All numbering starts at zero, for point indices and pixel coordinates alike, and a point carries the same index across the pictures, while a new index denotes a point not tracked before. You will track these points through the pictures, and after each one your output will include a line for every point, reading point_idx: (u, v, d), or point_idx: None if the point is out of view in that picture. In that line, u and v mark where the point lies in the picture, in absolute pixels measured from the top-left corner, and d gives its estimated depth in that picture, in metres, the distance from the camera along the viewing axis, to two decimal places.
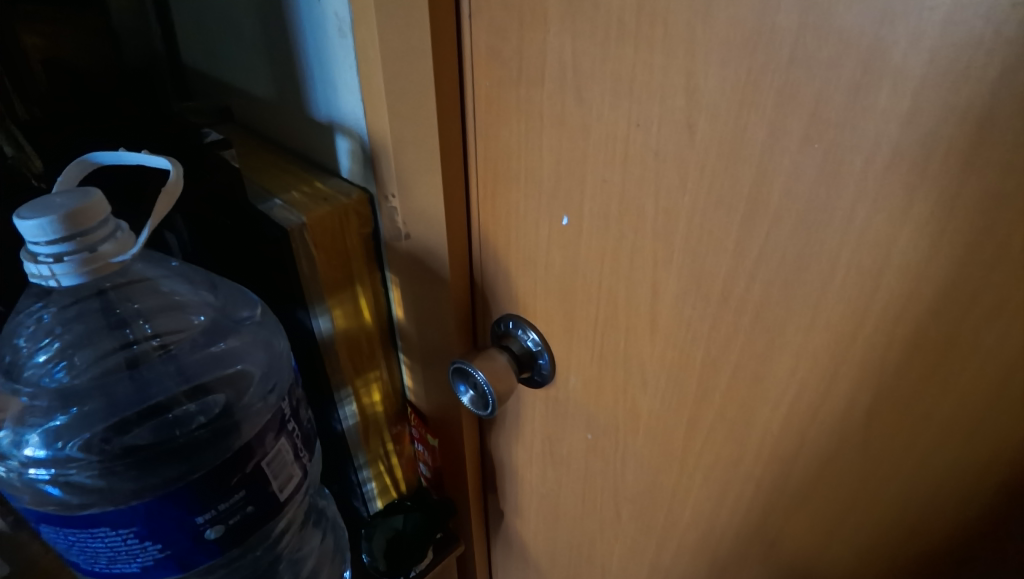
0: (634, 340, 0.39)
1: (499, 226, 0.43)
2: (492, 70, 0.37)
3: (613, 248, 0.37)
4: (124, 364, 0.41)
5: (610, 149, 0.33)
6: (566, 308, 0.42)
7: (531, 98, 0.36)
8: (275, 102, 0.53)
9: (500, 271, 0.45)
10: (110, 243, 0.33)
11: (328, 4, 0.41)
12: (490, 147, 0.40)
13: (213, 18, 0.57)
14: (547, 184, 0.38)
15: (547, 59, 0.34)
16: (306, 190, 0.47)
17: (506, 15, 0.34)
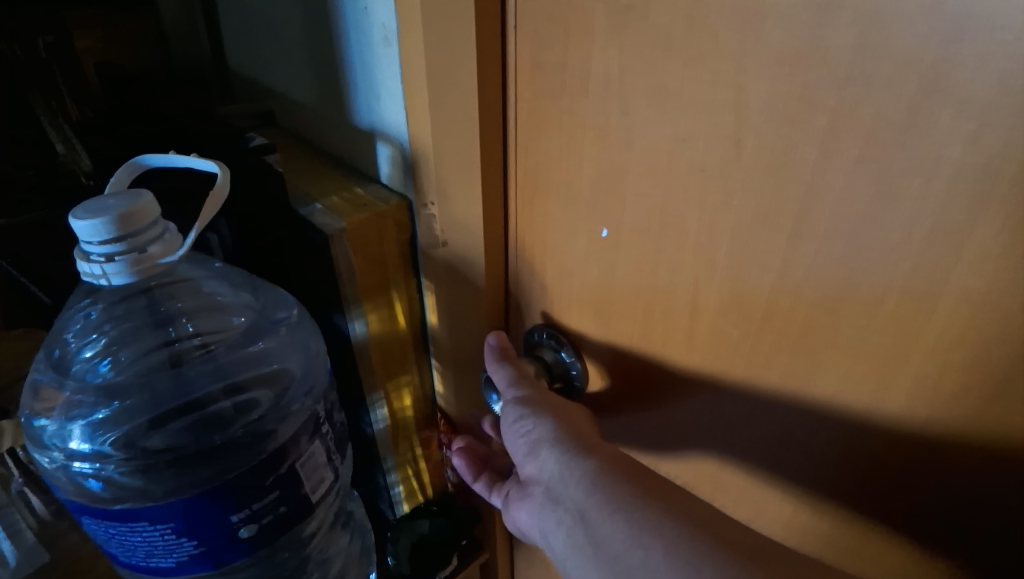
0: (670, 355, 0.39)
1: (536, 236, 0.43)
2: (536, 81, 0.37)
3: (652, 263, 0.36)
4: (167, 361, 0.42)
5: (653, 163, 0.33)
6: (601, 320, 0.42)
7: (574, 110, 0.36)
8: (318, 108, 0.54)
9: (535, 280, 0.46)
10: (158, 245, 0.34)
11: (375, 14, 0.41)
12: (531, 158, 0.40)
13: (261, 25, 0.58)
14: (587, 196, 0.38)
15: (592, 72, 0.34)
16: (347, 196, 0.47)
17: (553, 27, 0.35)
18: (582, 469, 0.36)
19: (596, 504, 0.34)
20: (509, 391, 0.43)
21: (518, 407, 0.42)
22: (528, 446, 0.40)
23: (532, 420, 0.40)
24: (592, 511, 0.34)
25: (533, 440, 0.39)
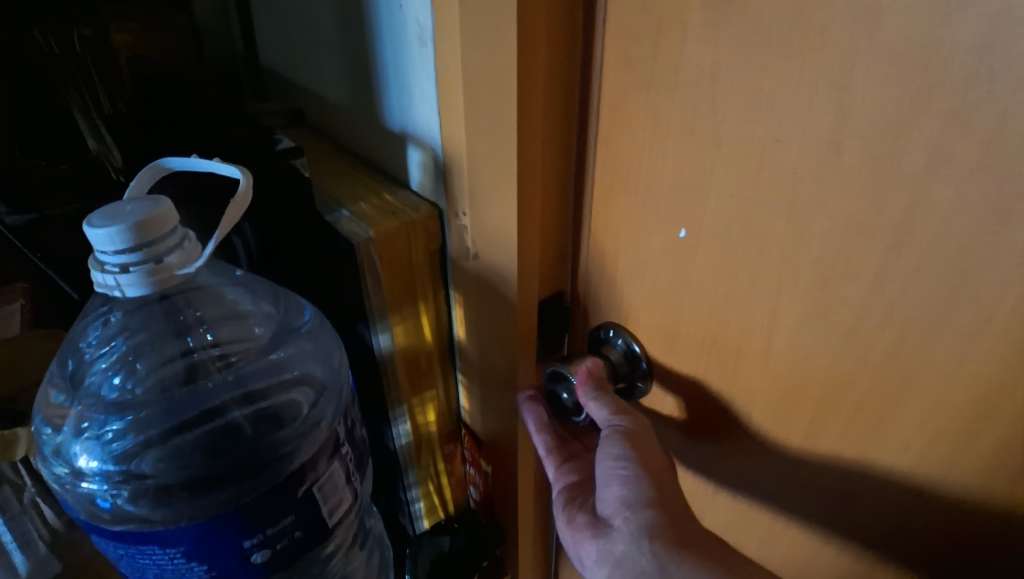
0: (743, 362, 0.38)
1: (608, 234, 0.41)
2: (621, 75, 0.35)
3: (733, 267, 0.35)
4: (183, 373, 0.41)
5: (741, 162, 0.31)
6: (668, 321, 0.41)
7: (659, 108, 0.33)
8: (348, 108, 0.52)
9: (590, 274, 0.44)
10: (176, 254, 0.32)
11: (410, 10, 0.39)
12: (604, 154, 0.38)
13: (293, 19, 0.56)
14: (664, 193, 0.36)
15: (682, 69, 0.32)
16: (375, 202, 0.45)
17: (642, 19, 0.32)
18: (668, 532, 0.40)
19: (676, 557, 0.39)
20: (612, 423, 0.43)
21: (621, 445, 0.42)
22: (621, 489, 0.42)
23: (631, 469, 0.42)
24: (671, 564, 0.39)
25: (628, 490, 0.42)
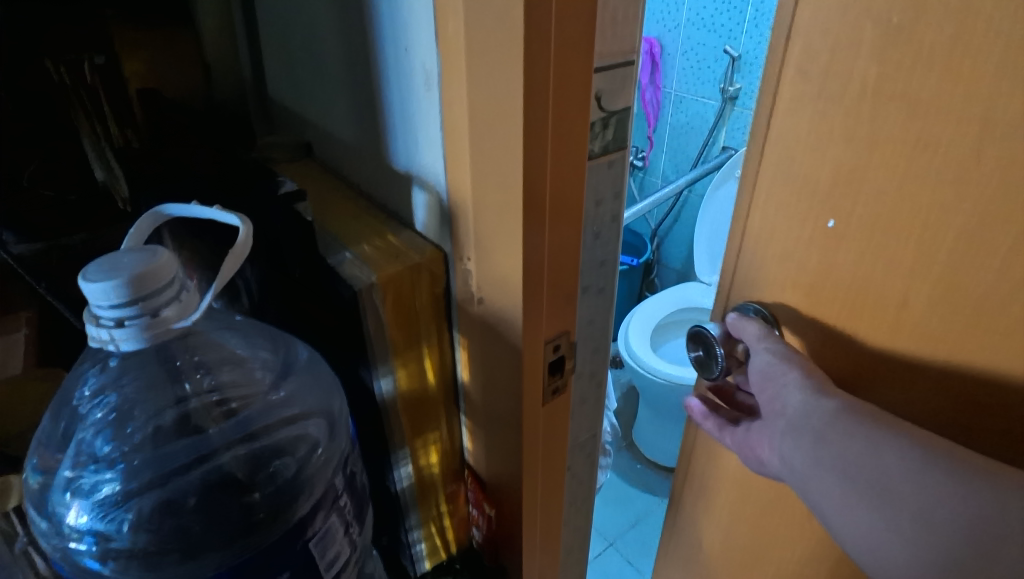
0: (867, 384, 0.35)
1: (743, 227, 0.38)
2: (796, 66, 0.32)
3: (871, 271, 0.32)
4: (179, 421, 0.39)
5: (897, 153, 0.29)
6: (802, 330, 0.37)
7: (822, 97, 0.31)
8: (355, 144, 0.52)
9: (735, 279, 0.39)
10: (172, 307, 0.32)
11: (417, 54, 0.38)
12: (770, 141, 0.35)
13: (300, 53, 0.56)
14: (823, 174, 0.33)
15: (848, 68, 0.30)
16: (378, 244, 0.44)
17: (824, 27, 0.30)
18: (840, 408, 0.32)
19: (842, 423, 0.32)
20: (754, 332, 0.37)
21: (764, 345, 0.37)
22: (770, 386, 0.36)
23: (778, 357, 0.35)
24: (838, 430, 0.32)
25: (780, 380, 0.35)
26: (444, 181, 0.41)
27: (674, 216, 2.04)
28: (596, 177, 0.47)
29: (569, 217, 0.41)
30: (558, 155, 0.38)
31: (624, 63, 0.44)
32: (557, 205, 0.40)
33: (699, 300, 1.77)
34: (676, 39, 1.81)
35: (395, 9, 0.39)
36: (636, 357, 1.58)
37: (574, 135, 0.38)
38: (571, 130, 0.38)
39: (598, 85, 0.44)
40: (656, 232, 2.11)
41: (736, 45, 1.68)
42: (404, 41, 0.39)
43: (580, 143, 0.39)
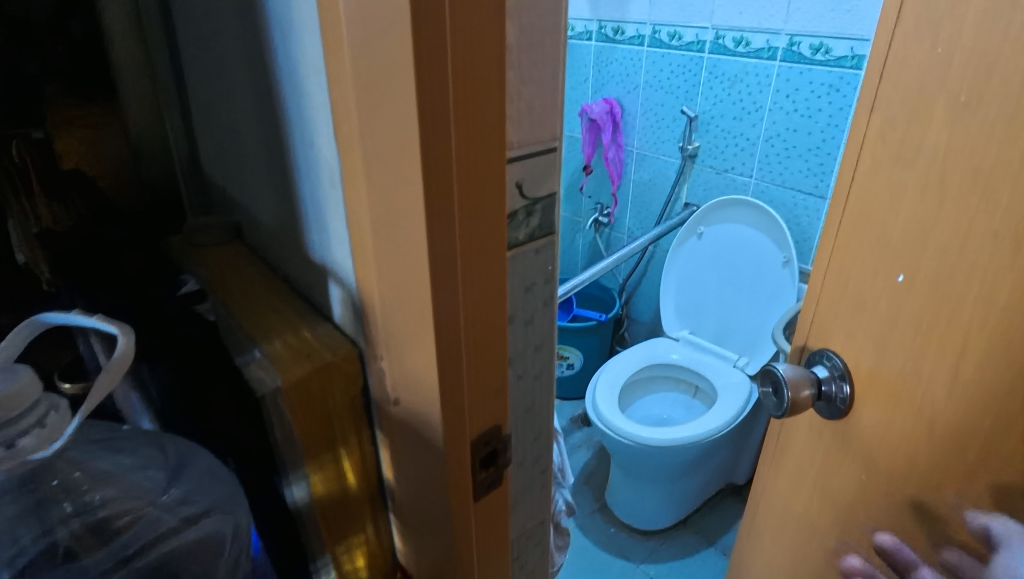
0: (933, 378, 0.57)
1: (842, 274, 0.64)
2: (873, 171, 0.59)
3: (939, 304, 0.55)
4: (43, 556, 0.33)
5: (959, 228, 0.53)
6: (882, 343, 0.61)
7: (916, 190, 0.55)
8: (277, 232, 0.50)
9: (826, 317, 0.67)
10: (32, 435, 0.29)
11: (321, 151, 0.37)
12: (849, 217, 0.63)
13: (225, 137, 0.55)
14: (893, 251, 0.58)
15: (930, 175, 0.54)
16: (291, 341, 0.42)
17: (902, 147, 0.56)
18: None
19: None
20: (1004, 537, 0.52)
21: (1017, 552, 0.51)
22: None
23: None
24: None
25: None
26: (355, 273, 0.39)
27: (642, 272, 2.05)
28: (522, 263, 0.46)
29: (489, 311, 0.39)
30: (470, 250, 0.36)
31: (545, 150, 0.43)
32: (473, 297, 0.38)
33: (667, 355, 1.76)
34: (635, 99, 1.86)
35: (300, 103, 0.38)
36: (604, 416, 1.55)
37: (484, 229, 0.36)
38: (481, 224, 0.36)
39: (518, 174, 0.42)
40: (625, 286, 2.12)
41: (693, 106, 1.73)
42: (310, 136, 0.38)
43: (493, 237, 0.37)
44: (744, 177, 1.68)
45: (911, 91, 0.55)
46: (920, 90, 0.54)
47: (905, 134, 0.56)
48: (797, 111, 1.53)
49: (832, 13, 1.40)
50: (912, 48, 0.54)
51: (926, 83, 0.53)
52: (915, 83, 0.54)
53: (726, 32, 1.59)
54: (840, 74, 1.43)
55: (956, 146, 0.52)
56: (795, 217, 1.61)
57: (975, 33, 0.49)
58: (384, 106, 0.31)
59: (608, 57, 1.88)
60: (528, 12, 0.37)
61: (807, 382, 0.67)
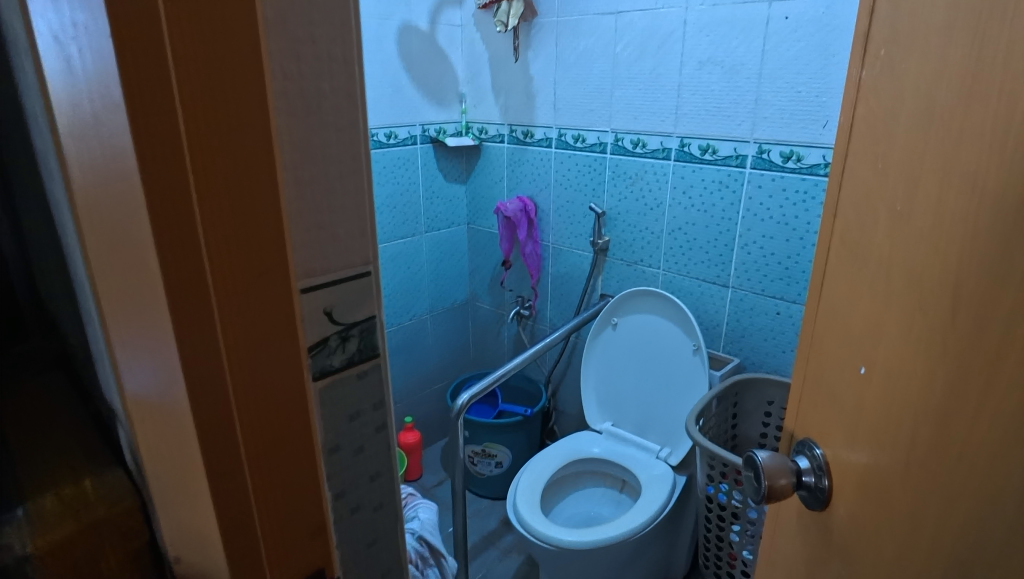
0: (883, 482, 0.52)
1: (818, 365, 0.61)
2: (841, 258, 0.56)
3: (893, 401, 0.51)
4: None
5: (910, 319, 0.48)
6: (850, 443, 0.56)
7: (873, 279, 0.52)
8: (84, 358, 0.48)
9: (808, 407, 0.63)
10: None
11: (105, 284, 0.37)
12: (822, 307, 0.59)
13: (43, 263, 0.53)
14: (854, 342, 0.55)
15: (884, 263, 0.51)
16: (66, 492, 0.45)
17: (861, 235, 0.53)
18: None
19: None
20: None
21: None
22: None
23: None
24: None
25: None
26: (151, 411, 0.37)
27: (567, 362, 2.04)
28: (343, 390, 0.43)
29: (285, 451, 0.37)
30: (250, 390, 0.34)
31: (357, 274, 0.41)
32: (259, 439, 0.36)
33: (589, 448, 1.75)
34: (548, 197, 1.94)
35: (89, 241, 0.37)
36: (526, 520, 1.49)
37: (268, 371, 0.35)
38: (264, 363, 0.35)
39: (325, 301, 0.40)
40: (551, 378, 2.11)
41: (601, 202, 1.81)
42: (97, 272, 0.37)
43: (284, 375, 0.36)
44: (653, 268, 1.74)
45: (865, 190, 0.53)
46: (872, 190, 0.52)
47: (860, 230, 0.53)
48: (694, 206, 1.62)
49: (713, 119, 1.52)
50: (861, 152, 0.53)
51: (877, 184, 0.51)
52: (869, 184, 0.52)
53: (624, 135, 1.70)
54: (727, 172, 1.53)
55: (898, 247, 0.49)
56: (702, 305, 1.67)
57: (909, 121, 0.47)
58: (137, 243, 0.31)
59: (521, 158, 1.98)
60: (319, 146, 0.37)
61: (786, 471, 0.61)
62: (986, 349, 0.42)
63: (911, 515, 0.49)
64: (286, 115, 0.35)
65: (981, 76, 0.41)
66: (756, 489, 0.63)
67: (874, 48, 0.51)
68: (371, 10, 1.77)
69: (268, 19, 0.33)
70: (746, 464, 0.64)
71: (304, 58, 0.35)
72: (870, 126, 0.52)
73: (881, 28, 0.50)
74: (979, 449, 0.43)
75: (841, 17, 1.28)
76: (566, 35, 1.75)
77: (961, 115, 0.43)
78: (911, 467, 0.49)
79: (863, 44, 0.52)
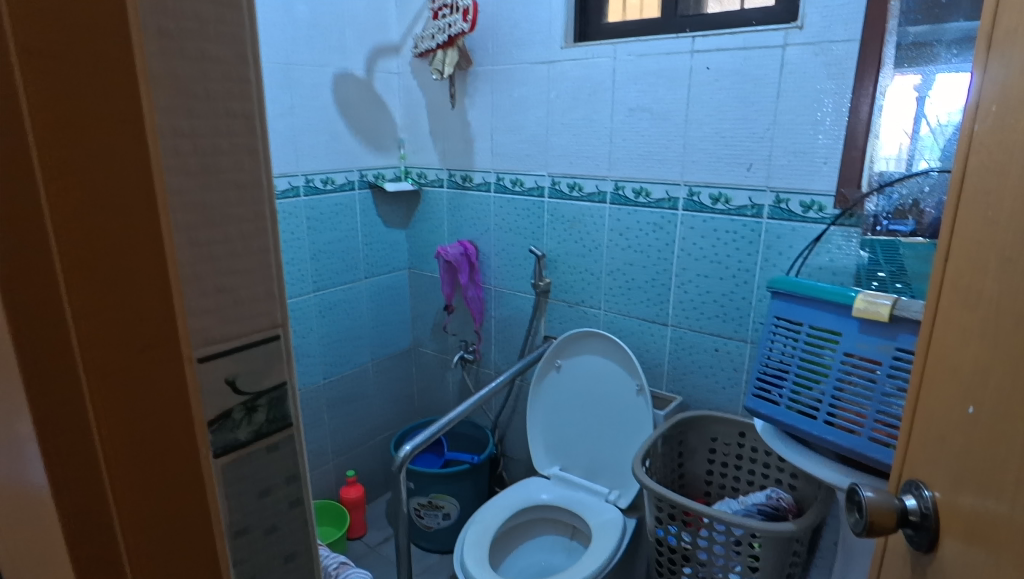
0: (986, 517, 0.53)
1: (929, 406, 0.64)
2: (952, 303, 0.61)
3: (998, 438, 0.53)
4: None
5: (1012, 359, 0.51)
6: (957, 484, 0.58)
7: (980, 323, 0.56)
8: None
9: (917, 450, 0.66)
10: None
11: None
12: (934, 350, 0.64)
13: None
14: (963, 383, 0.58)
15: (990, 307, 0.55)
16: None
17: (969, 281, 0.58)
18: None
19: None
20: None
21: None
22: None
23: None
24: None
25: None
26: (35, 495, 0.35)
27: (512, 406, 2.02)
28: (252, 465, 0.38)
29: (178, 527, 0.35)
30: (132, 466, 0.32)
31: (265, 338, 0.37)
32: (142, 520, 0.33)
33: (538, 494, 1.72)
34: (489, 241, 1.95)
35: None
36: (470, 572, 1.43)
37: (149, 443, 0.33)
38: (150, 437, 0.33)
39: (228, 369, 0.36)
40: (497, 424, 2.07)
41: (541, 245, 1.83)
42: None
43: (172, 448, 0.33)
44: (595, 309, 1.75)
45: (975, 236, 0.58)
46: (981, 236, 0.57)
47: (969, 275, 0.58)
48: (631, 248, 1.65)
49: (644, 163, 1.57)
50: (972, 205, 0.58)
51: (985, 230, 0.56)
52: (979, 230, 0.57)
53: (561, 179, 1.73)
54: (661, 215, 1.57)
55: (1005, 290, 0.53)
56: (644, 345, 1.68)
57: (1017, 176, 0.52)
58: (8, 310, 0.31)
59: (460, 202, 1.99)
60: (217, 206, 0.33)
61: (891, 509, 0.64)
62: None
63: (1004, 547, 0.51)
64: (178, 174, 0.31)
65: None
66: (858, 522, 0.66)
67: (982, 107, 0.57)
68: (306, 57, 1.75)
69: (154, 71, 0.30)
70: (850, 498, 0.68)
71: (198, 113, 0.31)
72: (980, 176, 0.57)
73: (990, 89, 0.56)
74: None
75: (758, 68, 1.36)
76: (501, 84, 1.79)
77: None
78: (1012, 501, 0.50)
79: (973, 104, 0.59)
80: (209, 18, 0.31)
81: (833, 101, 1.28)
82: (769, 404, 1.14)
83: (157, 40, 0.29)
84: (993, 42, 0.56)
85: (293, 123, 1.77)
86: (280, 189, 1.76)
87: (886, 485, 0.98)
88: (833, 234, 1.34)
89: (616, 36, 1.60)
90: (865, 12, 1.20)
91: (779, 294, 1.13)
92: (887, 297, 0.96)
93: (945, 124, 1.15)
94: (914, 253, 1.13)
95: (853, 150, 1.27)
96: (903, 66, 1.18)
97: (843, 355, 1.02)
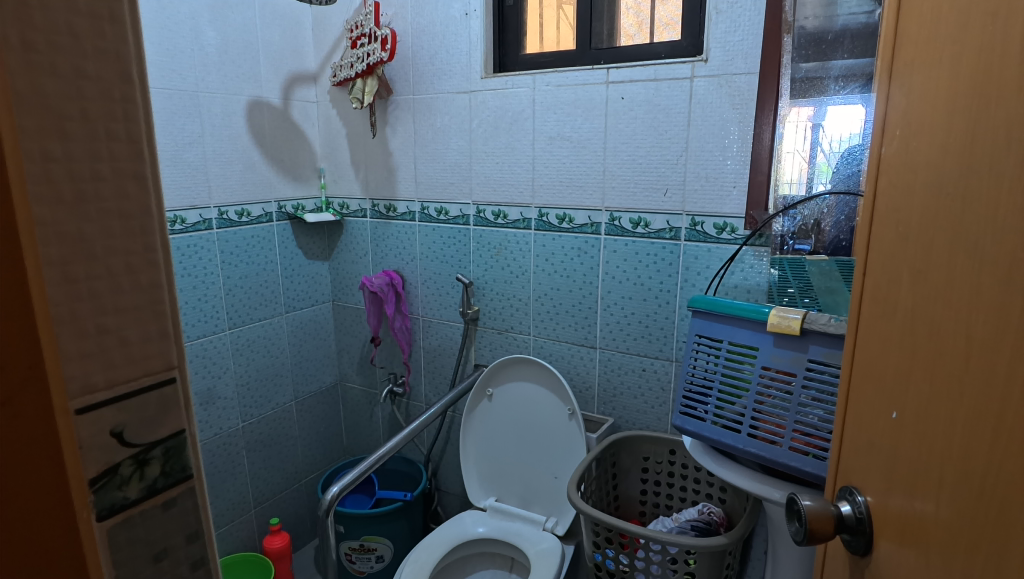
0: (913, 515, 0.56)
1: (858, 415, 0.67)
2: (871, 313, 0.65)
3: (919, 440, 0.56)
4: None
5: (927, 364, 0.55)
6: (889, 487, 0.60)
7: (897, 331, 0.60)
8: None
9: (849, 457, 0.69)
10: None
11: None
12: (857, 358, 0.67)
13: None
14: (887, 390, 0.61)
15: (905, 316, 0.58)
16: None
17: (885, 291, 0.62)
18: None
19: None
20: None
21: None
22: None
23: None
24: None
25: None
26: None
27: (444, 438, 1.99)
28: (145, 527, 0.33)
29: None
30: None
31: (158, 382, 0.33)
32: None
33: (473, 528, 1.67)
34: (414, 269, 1.92)
35: None
36: None
37: None
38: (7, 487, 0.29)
39: (113, 420, 0.31)
40: (430, 457, 2.02)
41: (467, 273, 1.82)
42: None
43: (38, 498, 0.30)
44: (523, 335, 1.76)
45: (889, 251, 0.61)
46: (894, 250, 0.61)
47: (885, 287, 0.62)
48: (557, 273, 1.66)
49: (567, 190, 1.60)
50: (884, 222, 0.62)
51: (896, 244, 0.60)
52: (892, 245, 0.61)
53: (485, 207, 1.74)
54: (583, 239, 1.60)
55: (918, 300, 0.56)
56: (573, 368, 1.69)
57: (923, 192, 0.56)
58: None
59: (384, 232, 1.95)
60: (97, 238, 0.29)
61: (829, 515, 0.67)
62: (988, 386, 0.47)
63: (932, 542, 0.53)
64: (49, 205, 0.27)
65: (977, 154, 0.49)
66: (798, 531, 0.68)
67: (889, 131, 0.62)
68: (216, 85, 1.68)
69: (16, 92, 0.26)
70: (789, 510, 0.70)
71: (72, 136, 0.28)
72: (889, 194, 0.62)
73: (894, 114, 0.61)
74: (994, 478, 0.46)
75: (667, 99, 1.42)
76: (422, 113, 1.78)
77: (965, 185, 0.50)
78: (935, 498, 0.53)
79: (881, 129, 0.64)
80: (85, 33, 0.28)
81: (738, 128, 1.35)
82: (695, 420, 1.16)
83: (23, 56, 0.26)
84: (894, 73, 0.61)
85: (203, 153, 1.68)
86: (190, 222, 1.67)
87: (810, 490, 1.03)
88: (745, 254, 1.40)
89: (534, 67, 1.65)
90: (761, 47, 1.29)
91: (699, 313, 1.16)
92: (797, 311, 1.01)
93: (837, 150, 1.25)
94: (819, 268, 1.25)
95: (757, 175, 1.34)
96: (798, 97, 1.28)
97: (761, 369, 1.07)
